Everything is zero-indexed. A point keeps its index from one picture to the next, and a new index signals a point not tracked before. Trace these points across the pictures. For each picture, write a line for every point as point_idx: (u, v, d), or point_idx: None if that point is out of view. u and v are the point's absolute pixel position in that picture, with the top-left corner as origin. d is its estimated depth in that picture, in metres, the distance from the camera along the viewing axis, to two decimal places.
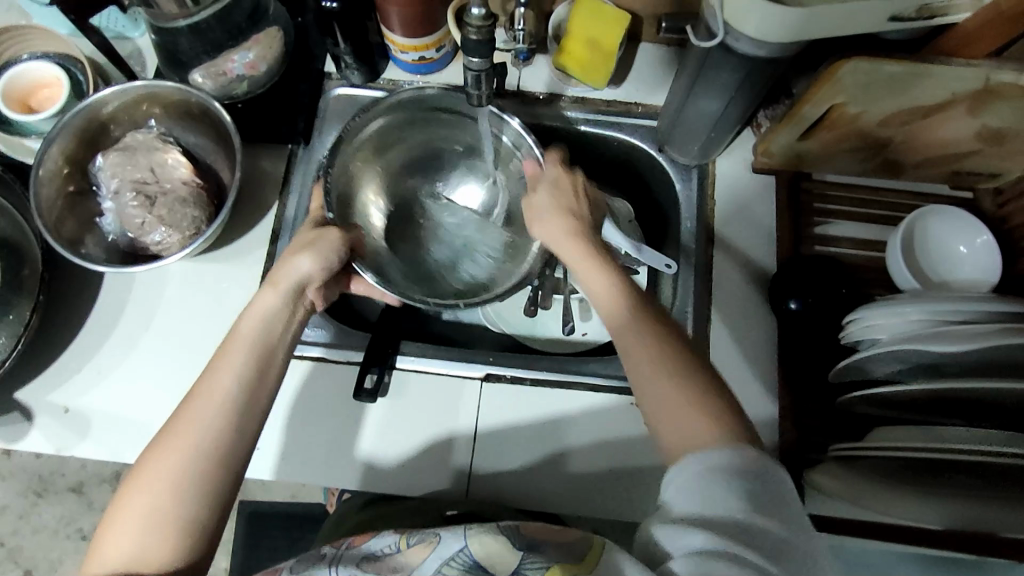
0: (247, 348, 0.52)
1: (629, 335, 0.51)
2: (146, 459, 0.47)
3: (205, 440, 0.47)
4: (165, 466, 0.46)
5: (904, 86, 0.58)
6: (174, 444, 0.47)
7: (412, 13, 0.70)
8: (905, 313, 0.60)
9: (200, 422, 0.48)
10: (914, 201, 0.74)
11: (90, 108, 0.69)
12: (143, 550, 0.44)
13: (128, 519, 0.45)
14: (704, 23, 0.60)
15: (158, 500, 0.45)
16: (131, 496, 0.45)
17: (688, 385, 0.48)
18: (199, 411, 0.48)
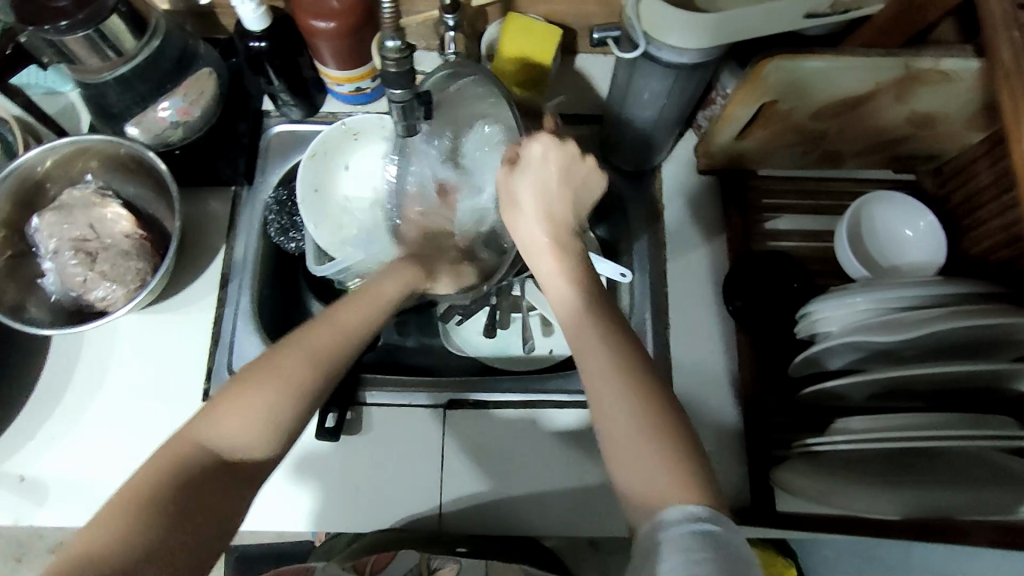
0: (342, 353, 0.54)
1: (594, 360, 0.49)
2: (247, 377, 0.49)
3: (305, 385, 0.50)
4: (266, 397, 0.49)
5: (829, 80, 0.58)
6: (272, 380, 0.49)
7: (342, 46, 0.70)
8: (853, 303, 0.60)
9: (305, 364, 0.51)
10: (857, 188, 0.74)
11: (21, 168, 0.68)
12: (228, 446, 0.48)
13: (230, 422, 0.48)
14: (626, 35, 0.60)
15: (250, 424, 0.48)
16: (233, 412, 0.48)
17: (657, 431, 0.45)
18: (306, 355, 0.51)
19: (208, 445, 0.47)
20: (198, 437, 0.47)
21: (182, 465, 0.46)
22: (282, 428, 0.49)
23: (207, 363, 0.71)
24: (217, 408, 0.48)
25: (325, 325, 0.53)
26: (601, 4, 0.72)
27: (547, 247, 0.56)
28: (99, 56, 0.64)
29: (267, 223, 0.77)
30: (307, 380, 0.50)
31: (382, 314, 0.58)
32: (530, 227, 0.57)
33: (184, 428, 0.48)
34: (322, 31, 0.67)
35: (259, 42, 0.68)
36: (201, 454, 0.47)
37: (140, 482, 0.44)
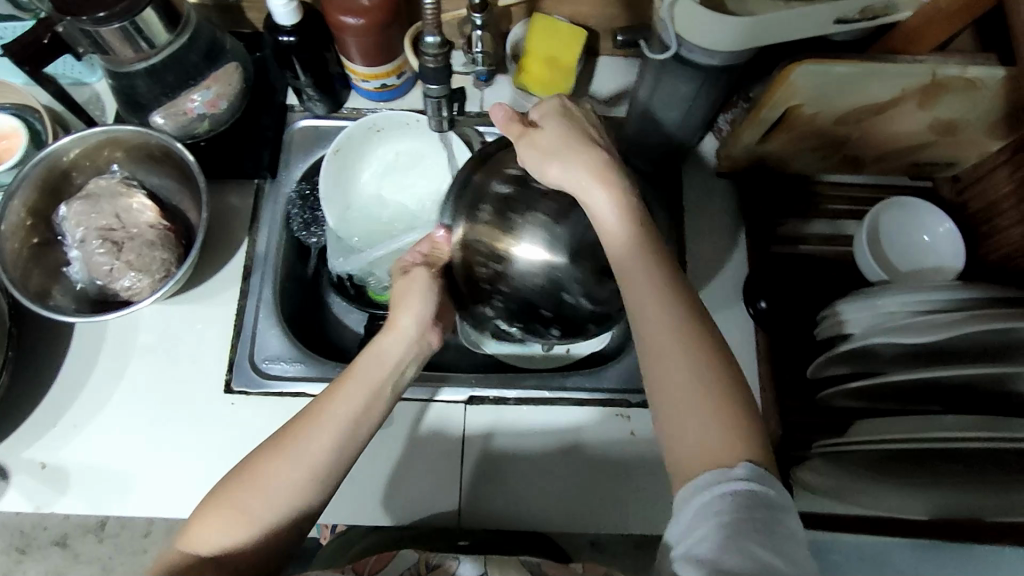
0: (360, 388, 0.55)
1: (645, 307, 0.50)
2: (236, 488, 0.51)
3: (297, 489, 0.51)
4: (254, 508, 0.50)
5: (855, 86, 0.59)
6: (258, 489, 0.51)
7: (370, 42, 0.71)
8: (875, 305, 0.61)
9: (293, 470, 0.51)
10: (876, 194, 0.75)
11: (50, 157, 0.68)
12: (221, 556, 0.49)
13: (217, 530, 0.50)
14: (657, 36, 0.61)
15: (236, 536, 0.50)
16: (218, 525, 0.50)
17: (731, 415, 0.46)
18: (294, 463, 0.51)
19: (200, 555, 0.49)
20: (192, 549, 0.50)
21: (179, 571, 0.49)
22: (273, 537, 0.50)
23: (229, 354, 0.72)
24: (240, 481, 0.51)
25: (313, 423, 0.53)
26: (627, 6, 0.73)
27: (625, 239, 0.53)
28: (133, 47, 0.65)
29: (290, 218, 0.79)
30: (292, 480, 0.51)
31: (371, 390, 0.56)
32: (612, 213, 0.53)
33: (185, 535, 0.51)
34: (351, 27, 0.68)
35: (289, 36, 0.69)
36: (192, 562, 0.49)
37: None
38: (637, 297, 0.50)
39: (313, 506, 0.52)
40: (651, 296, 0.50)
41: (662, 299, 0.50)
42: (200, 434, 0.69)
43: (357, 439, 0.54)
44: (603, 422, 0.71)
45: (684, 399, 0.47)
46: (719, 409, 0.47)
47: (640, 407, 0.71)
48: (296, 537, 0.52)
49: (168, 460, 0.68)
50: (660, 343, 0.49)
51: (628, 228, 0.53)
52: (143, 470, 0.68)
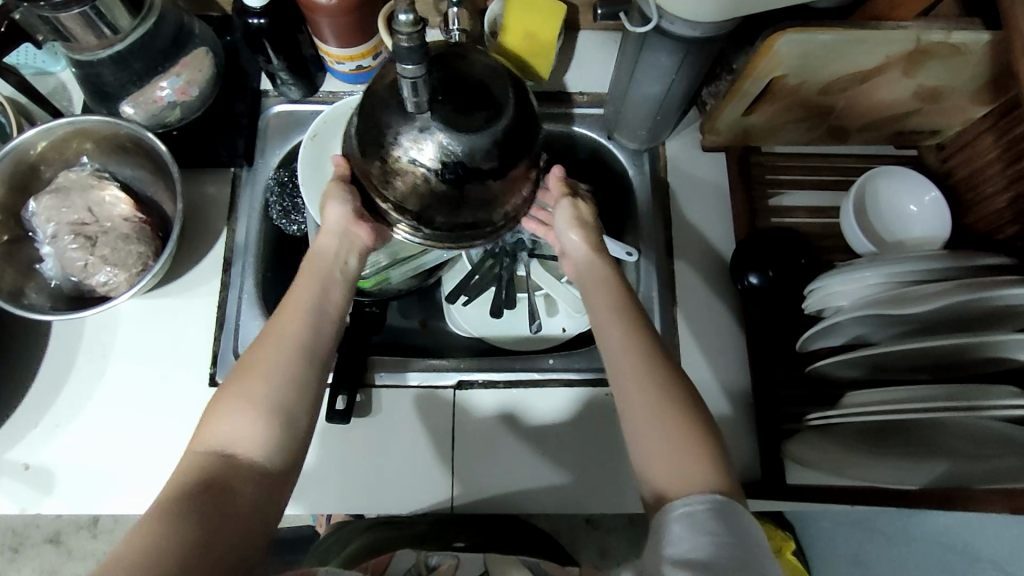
0: (313, 282, 0.58)
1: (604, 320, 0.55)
2: (230, 385, 0.51)
3: (288, 366, 0.52)
4: (252, 391, 0.51)
5: (838, 54, 0.59)
6: (251, 374, 0.52)
7: (343, 22, 0.68)
8: (861, 278, 0.61)
9: (272, 351, 0.53)
10: (862, 164, 0.75)
11: (15, 150, 0.66)
12: (232, 448, 0.49)
13: (225, 423, 0.50)
14: (637, 9, 0.60)
15: (241, 419, 0.50)
16: (226, 416, 0.50)
17: (691, 445, 0.50)
18: (276, 342, 0.53)
19: (211, 452, 0.49)
20: (205, 449, 0.49)
21: (200, 471, 0.48)
22: (282, 418, 0.51)
23: (212, 347, 0.70)
24: (223, 391, 0.51)
25: (281, 317, 0.55)
26: None
27: (624, 333, 0.54)
28: (95, 34, 0.63)
29: (268, 205, 0.75)
30: (279, 362, 0.52)
31: (332, 279, 0.59)
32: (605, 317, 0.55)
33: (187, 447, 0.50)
34: (323, 7, 0.66)
35: (259, 19, 0.67)
36: (209, 458, 0.48)
37: (166, 498, 0.46)
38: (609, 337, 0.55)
39: (307, 385, 0.53)
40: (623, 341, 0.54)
41: (639, 361, 0.52)
42: (186, 429, 0.68)
43: (323, 327, 0.56)
44: (594, 402, 0.70)
45: (651, 447, 0.50)
46: (688, 435, 0.50)
47: None
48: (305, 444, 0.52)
49: (155, 456, 0.67)
50: (634, 407, 0.51)
51: (610, 292, 0.57)
52: (131, 468, 0.67)
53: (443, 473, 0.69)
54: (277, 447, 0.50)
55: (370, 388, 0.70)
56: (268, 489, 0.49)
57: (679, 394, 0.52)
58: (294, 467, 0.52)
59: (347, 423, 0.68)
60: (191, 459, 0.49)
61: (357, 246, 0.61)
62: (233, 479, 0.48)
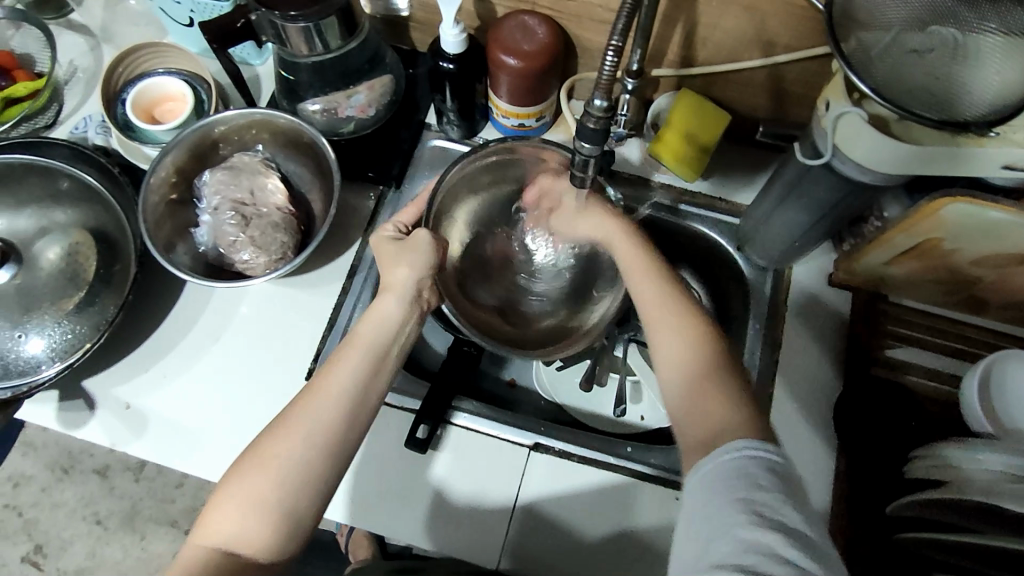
0: (365, 351, 0.59)
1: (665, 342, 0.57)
2: (241, 477, 0.53)
3: (301, 466, 0.53)
4: (259, 491, 0.52)
5: (1000, 233, 0.58)
6: (260, 474, 0.53)
7: (523, 83, 0.73)
8: (978, 459, 0.58)
9: (291, 448, 0.54)
10: (993, 340, 0.72)
11: (208, 126, 0.74)
12: (239, 545, 0.52)
13: (225, 522, 0.52)
14: (810, 140, 0.61)
15: (247, 522, 0.52)
16: (227, 514, 0.52)
17: (726, 402, 0.52)
18: (300, 425, 0.55)
19: (216, 547, 0.52)
20: (212, 543, 0.52)
21: (205, 570, 0.51)
22: (289, 517, 0.53)
23: (317, 344, 0.74)
24: (239, 469, 0.54)
25: (307, 406, 0.55)
26: (771, 100, 0.76)
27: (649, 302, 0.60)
28: (309, 45, 0.69)
29: None
30: (296, 462, 0.53)
31: (373, 357, 0.59)
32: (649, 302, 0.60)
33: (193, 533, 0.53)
34: (509, 66, 0.71)
35: (450, 64, 0.72)
36: (214, 558, 0.52)
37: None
38: (668, 348, 0.57)
39: (320, 479, 0.54)
40: (685, 337, 0.57)
41: (711, 368, 0.55)
42: (272, 413, 0.71)
43: (360, 398, 0.57)
44: (660, 501, 0.69)
45: (695, 411, 0.53)
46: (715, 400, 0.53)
47: None
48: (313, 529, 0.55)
49: (237, 430, 0.70)
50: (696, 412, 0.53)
51: (673, 309, 0.59)
52: (214, 435, 0.70)
53: (493, 530, 0.68)
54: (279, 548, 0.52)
55: (451, 425, 0.72)
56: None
57: (733, 392, 0.53)
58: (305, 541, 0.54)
59: (422, 453, 0.70)
60: (200, 550, 0.52)
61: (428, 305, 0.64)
62: (240, 575, 0.51)
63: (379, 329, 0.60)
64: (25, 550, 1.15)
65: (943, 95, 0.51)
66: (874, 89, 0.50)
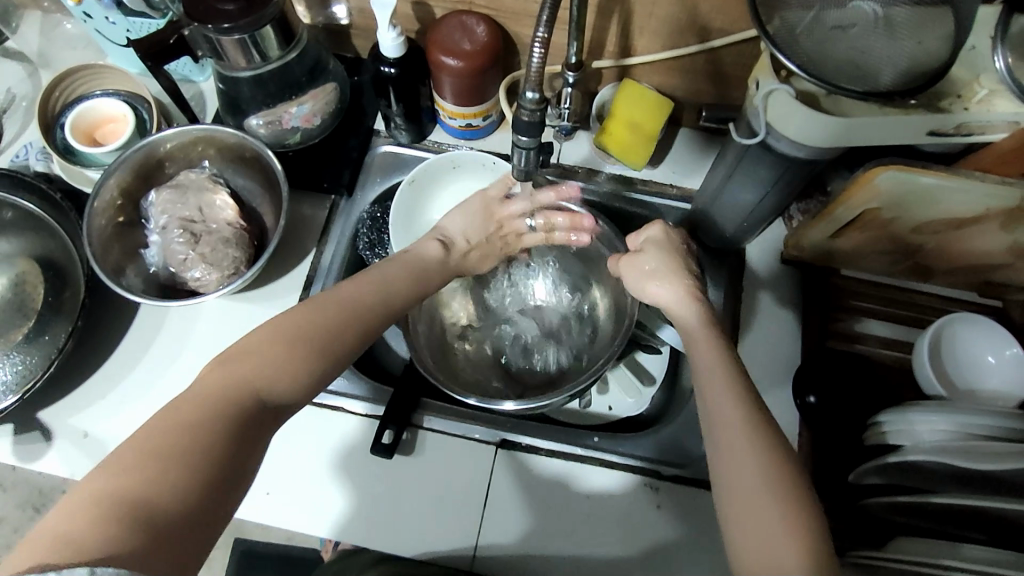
0: (401, 275, 0.65)
1: (717, 386, 0.52)
2: (283, 335, 0.53)
3: (341, 323, 0.56)
4: (299, 352, 0.52)
5: (933, 198, 0.60)
6: (294, 339, 0.53)
7: (465, 83, 0.73)
8: (931, 421, 0.59)
9: (334, 314, 0.56)
10: (942, 306, 0.74)
11: (150, 146, 0.73)
12: (268, 388, 0.51)
13: (270, 363, 0.51)
14: (745, 121, 0.62)
15: (281, 374, 0.51)
16: (261, 362, 0.51)
17: (804, 522, 0.44)
18: (348, 308, 0.58)
19: (248, 382, 0.50)
20: (236, 384, 0.49)
21: (237, 395, 0.49)
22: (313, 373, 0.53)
23: None
24: (257, 340, 0.52)
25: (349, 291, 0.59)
26: (713, 84, 0.77)
27: (728, 402, 0.51)
28: (246, 58, 0.69)
29: (358, 236, 0.80)
30: (330, 350, 0.55)
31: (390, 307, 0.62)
32: (724, 401, 0.50)
33: (236, 371, 0.50)
34: (449, 67, 0.71)
35: (390, 68, 0.72)
36: (241, 396, 0.49)
37: (204, 410, 0.46)
38: (715, 399, 0.51)
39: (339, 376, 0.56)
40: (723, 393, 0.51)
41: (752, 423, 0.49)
42: None
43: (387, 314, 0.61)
44: (629, 487, 0.70)
45: (750, 530, 0.45)
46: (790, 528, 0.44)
47: (671, 481, 0.70)
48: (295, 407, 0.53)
49: None
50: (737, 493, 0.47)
51: (719, 360, 0.54)
52: None
53: (465, 532, 0.68)
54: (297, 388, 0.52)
55: (417, 428, 0.72)
56: (263, 437, 0.50)
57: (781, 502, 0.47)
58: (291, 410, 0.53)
59: (389, 459, 0.70)
60: (217, 391, 0.48)
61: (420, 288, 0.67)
62: (258, 411, 0.49)
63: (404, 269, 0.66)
64: None
65: (866, 65, 0.52)
66: (800, 66, 0.51)
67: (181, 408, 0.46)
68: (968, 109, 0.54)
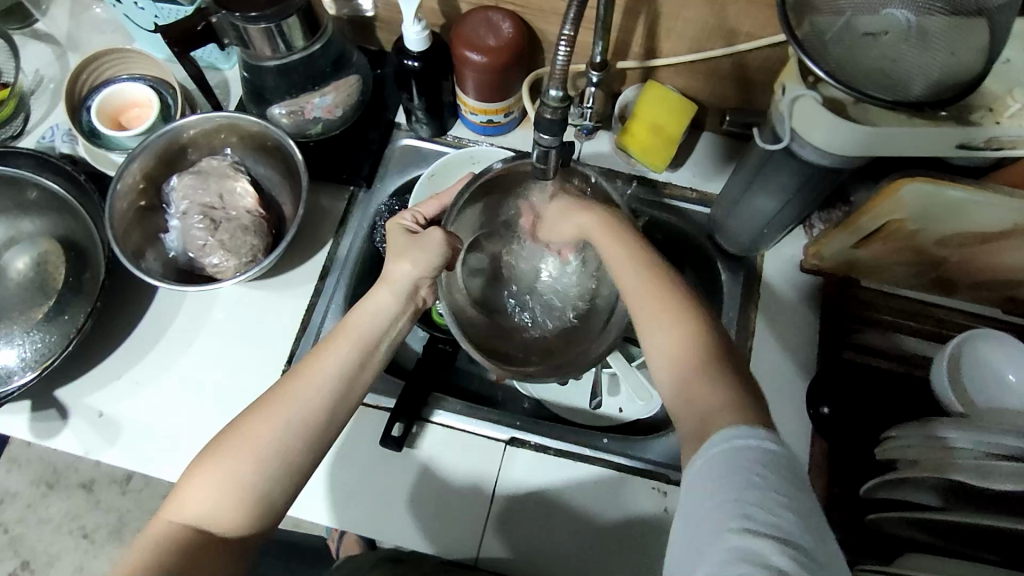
0: (350, 343, 0.57)
1: (628, 279, 0.58)
2: (218, 452, 0.52)
3: (282, 427, 0.52)
4: (228, 467, 0.51)
5: (959, 211, 0.59)
6: (235, 461, 0.51)
7: (487, 79, 0.73)
8: (947, 438, 0.58)
9: (270, 431, 0.52)
10: (964, 321, 0.72)
11: (174, 131, 0.73)
12: (204, 524, 0.50)
13: (199, 496, 0.51)
14: (770, 126, 0.62)
15: (219, 504, 0.50)
16: (197, 492, 0.51)
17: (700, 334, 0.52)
18: (279, 417, 0.53)
19: (186, 524, 0.50)
20: (180, 522, 0.51)
21: (173, 547, 0.50)
22: (254, 494, 0.51)
23: (291, 345, 0.74)
24: (199, 466, 0.52)
25: (292, 388, 0.54)
26: (737, 88, 0.76)
27: (638, 276, 0.57)
28: (272, 47, 0.69)
29: (375, 229, 0.79)
30: (264, 449, 0.52)
31: (360, 352, 0.57)
32: (621, 258, 0.59)
33: (173, 500, 0.52)
34: (473, 62, 0.71)
35: (414, 62, 0.72)
36: (183, 535, 0.50)
37: (144, 569, 0.49)
38: (618, 261, 0.59)
39: (305, 455, 0.53)
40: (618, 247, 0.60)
41: (631, 263, 0.58)
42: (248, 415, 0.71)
43: (339, 399, 0.55)
44: (638, 490, 0.69)
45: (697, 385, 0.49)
46: (701, 388, 0.49)
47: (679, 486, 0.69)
48: (273, 522, 0.53)
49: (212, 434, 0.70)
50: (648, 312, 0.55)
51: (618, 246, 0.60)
52: (190, 439, 0.70)
53: (472, 527, 0.68)
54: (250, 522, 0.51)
55: (427, 422, 0.72)
56: (240, 559, 0.52)
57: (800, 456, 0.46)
58: (264, 533, 0.53)
59: (398, 451, 0.70)
60: (165, 531, 0.50)
61: (409, 311, 0.61)
62: (202, 557, 0.50)
63: (370, 323, 0.59)
64: (12, 567, 1.13)
65: (895, 74, 0.51)
66: (828, 73, 0.51)
67: (139, 554, 0.50)
68: (999, 123, 0.53)
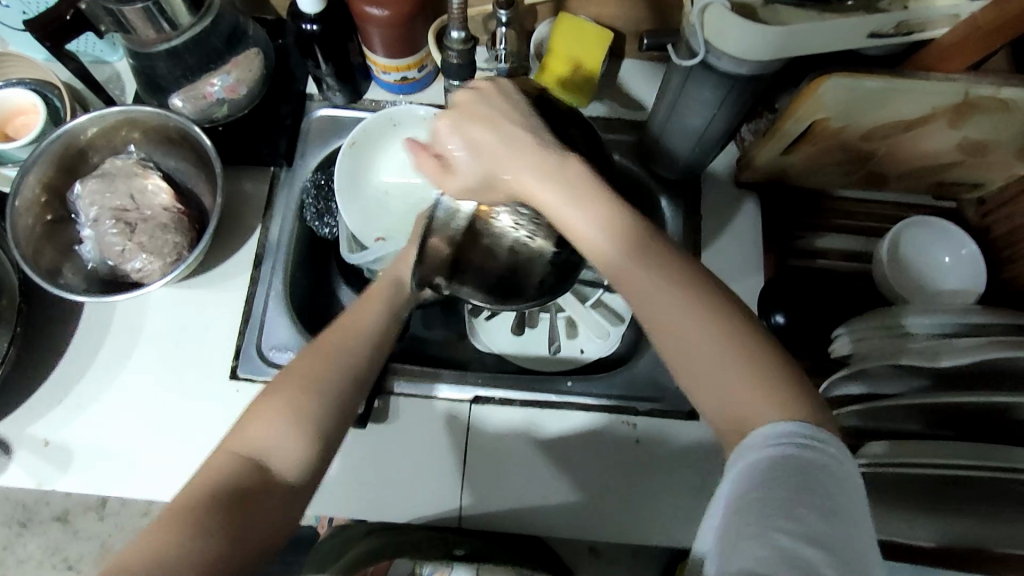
0: (380, 301, 0.60)
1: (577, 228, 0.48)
2: (276, 391, 0.51)
3: (331, 363, 0.54)
4: (287, 397, 0.51)
5: (880, 101, 0.59)
6: (300, 392, 0.51)
7: (393, 33, 0.70)
8: (892, 323, 0.60)
9: (323, 365, 0.53)
10: (898, 212, 0.75)
11: (67, 134, 0.68)
12: (269, 458, 0.49)
13: (267, 428, 0.50)
14: (685, 42, 0.60)
15: (287, 432, 0.50)
16: (265, 422, 0.50)
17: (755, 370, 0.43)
18: (332, 359, 0.54)
19: (246, 457, 0.49)
20: (238, 454, 0.49)
21: (230, 473, 0.48)
22: (321, 435, 0.51)
23: (236, 340, 0.71)
24: (259, 401, 0.51)
25: (338, 336, 0.56)
26: (652, 9, 0.74)
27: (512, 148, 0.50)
28: (155, 28, 0.64)
29: (304, 206, 0.77)
30: (325, 382, 0.53)
31: (390, 312, 0.60)
32: (583, 220, 0.48)
33: (227, 442, 0.49)
34: (374, 17, 0.67)
35: (313, 24, 0.68)
36: (243, 466, 0.48)
37: (198, 496, 0.46)
38: (584, 227, 0.48)
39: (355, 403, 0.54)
40: (567, 204, 0.48)
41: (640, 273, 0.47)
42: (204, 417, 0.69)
43: (376, 350, 0.57)
44: (607, 427, 0.70)
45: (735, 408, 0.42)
46: (732, 380, 0.43)
47: (648, 416, 0.70)
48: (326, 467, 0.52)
49: (169, 444, 0.68)
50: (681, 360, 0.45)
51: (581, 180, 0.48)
52: (147, 452, 0.67)
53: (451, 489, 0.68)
54: (313, 460, 0.50)
55: (388, 395, 0.70)
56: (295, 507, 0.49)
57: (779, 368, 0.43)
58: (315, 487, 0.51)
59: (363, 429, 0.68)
60: (222, 464, 0.48)
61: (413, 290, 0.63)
62: (262, 492, 0.47)
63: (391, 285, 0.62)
64: None
65: None
66: None
67: (189, 489, 0.46)
68: (906, 8, 0.53)
